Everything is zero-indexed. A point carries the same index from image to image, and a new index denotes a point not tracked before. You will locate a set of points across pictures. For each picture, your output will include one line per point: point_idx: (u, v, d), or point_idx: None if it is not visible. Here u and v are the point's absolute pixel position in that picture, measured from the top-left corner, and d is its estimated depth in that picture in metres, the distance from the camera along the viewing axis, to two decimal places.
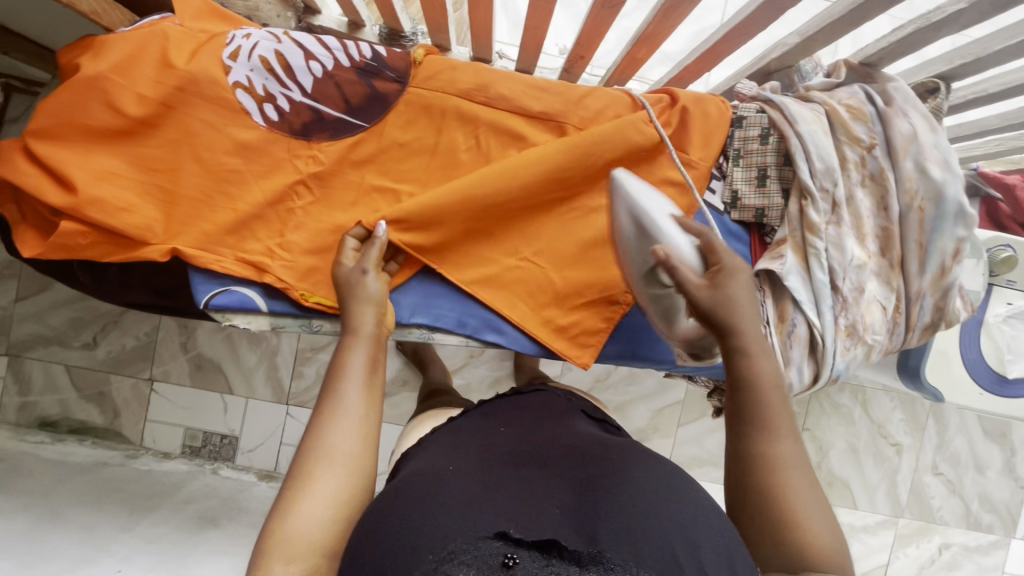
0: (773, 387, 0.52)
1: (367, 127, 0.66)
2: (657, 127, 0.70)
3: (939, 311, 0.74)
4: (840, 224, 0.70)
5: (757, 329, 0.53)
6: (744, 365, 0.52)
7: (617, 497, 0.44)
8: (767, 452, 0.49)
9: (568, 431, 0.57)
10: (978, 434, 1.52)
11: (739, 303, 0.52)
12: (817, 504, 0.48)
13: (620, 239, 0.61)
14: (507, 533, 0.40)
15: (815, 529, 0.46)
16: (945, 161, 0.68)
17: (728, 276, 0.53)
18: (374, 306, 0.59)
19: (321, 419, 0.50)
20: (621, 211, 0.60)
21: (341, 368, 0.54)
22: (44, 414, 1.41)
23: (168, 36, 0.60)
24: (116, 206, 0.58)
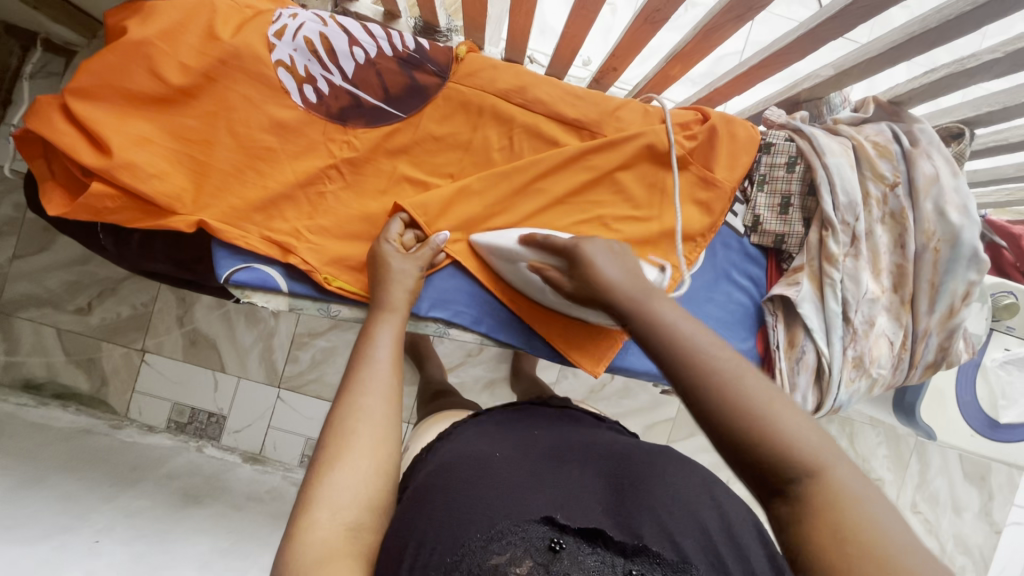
0: (675, 317, 0.44)
1: (404, 117, 0.66)
2: (672, 138, 0.69)
3: (943, 352, 0.75)
4: (858, 257, 0.71)
5: (638, 289, 0.47)
6: (637, 314, 0.45)
7: (667, 489, 0.45)
8: (696, 368, 0.41)
9: (601, 435, 0.57)
10: (959, 476, 1.55)
11: (603, 275, 0.49)
12: (781, 401, 0.39)
13: (515, 282, 0.66)
14: (552, 518, 0.39)
15: (798, 444, 0.37)
16: (965, 206, 0.69)
17: (581, 262, 0.51)
18: (407, 289, 0.61)
19: (357, 383, 0.50)
20: (494, 259, 0.66)
21: (371, 340, 0.55)
22: (29, 375, 1.38)
23: (215, 7, 0.60)
24: (148, 172, 0.58)
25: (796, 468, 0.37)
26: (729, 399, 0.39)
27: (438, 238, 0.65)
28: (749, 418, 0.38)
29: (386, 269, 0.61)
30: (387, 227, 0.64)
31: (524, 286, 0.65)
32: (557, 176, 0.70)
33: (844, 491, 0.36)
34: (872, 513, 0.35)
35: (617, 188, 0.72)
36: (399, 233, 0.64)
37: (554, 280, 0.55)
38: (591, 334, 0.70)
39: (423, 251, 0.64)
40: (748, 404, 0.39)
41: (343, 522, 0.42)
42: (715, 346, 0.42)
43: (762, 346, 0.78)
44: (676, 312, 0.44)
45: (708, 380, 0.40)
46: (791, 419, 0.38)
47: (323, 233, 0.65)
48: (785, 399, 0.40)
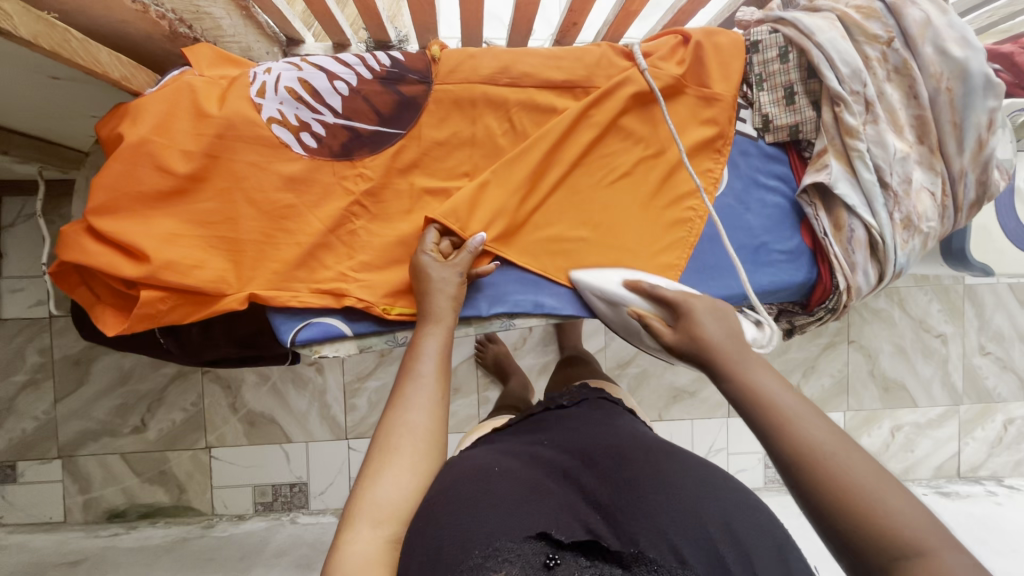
0: (779, 390, 0.46)
1: (404, 133, 0.66)
2: (647, 78, 0.70)
3: (983, 186, 0.75)
4: (877, 122, 0.70)
5: (736, 352, 0.50)
6: (737, 379, 0.48)
7: (665, 494, 0.47)
8: (797, 442, 0.42)
9: (611, 431, 0.60)
10: (1015, 306, 1.63)
11: (704, 339, 0.52)
12: (892, 487, 0.38)
13: (613, 320, 0.68)
14: (547, 534, 0.44)
15: (904, 522, 0.37)
16: (963, 38, 0.69)
17: (686, 316, 0.54)
18: (451, 296, 0.61)
19: (401, 398, 0.55)
20: (594, 298, 0.68)
21: (417, 353, 0.58)
22: (111, 505, 1.41)
23: (194, 87, 0.60)
24: (187, 264, 0.58)
25: (898, 553, 0.36)
26: (826, 478, 0.40)
27: (477, 238, 0.64)
28: (850, 499, 0.38)
29: (426, 282, 0.62)
30: (423, 240, 0.64)
31: (621, 324, 0.66)
32: (565, 143, 0.71)
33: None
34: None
35: (625, 134, 0.73)
36: (436, 243, 0.65)
37: (656, 329, 0.57)
38: None
39: (461, 257, 0.64)
40: (845, 479, 0.39)
41: (383, 536, 0.47)
42: (814, 418, 0.43)
43: (810, 239, 0.77)
44: (769, 378, 0.47)
45: (813, 474, 0.40)
46: (909, 518, 0.37)
47: (368, 268, 0.65)
48: (897, 485, 0.39)
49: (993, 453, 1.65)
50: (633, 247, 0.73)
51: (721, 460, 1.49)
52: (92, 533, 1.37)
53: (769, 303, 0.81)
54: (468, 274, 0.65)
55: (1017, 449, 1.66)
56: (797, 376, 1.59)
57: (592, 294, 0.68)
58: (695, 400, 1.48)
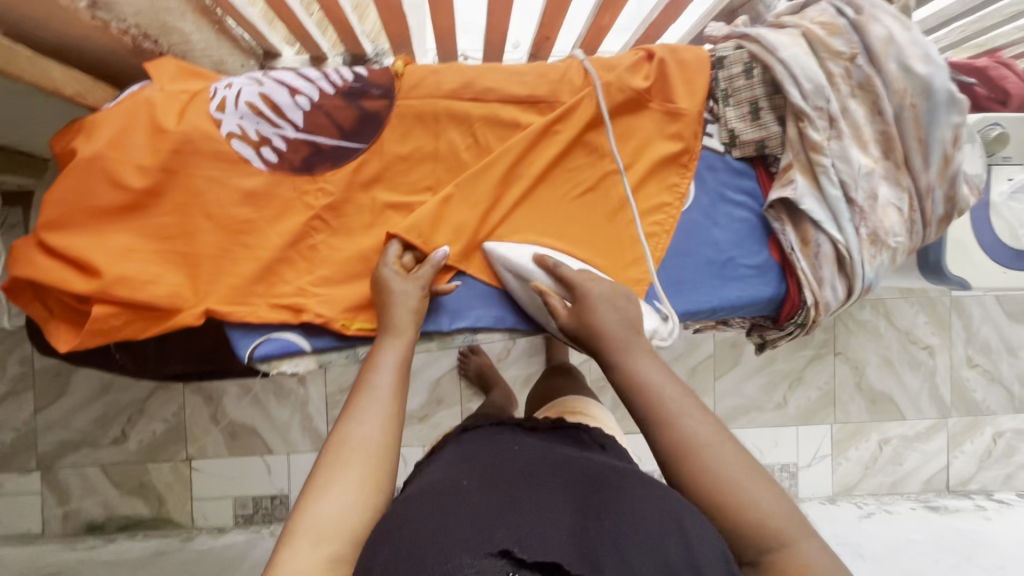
0: (663, 385, 0.55)
1: (366, 147, 0.66)
2: (604, 97, 0.71)
3: (951, 201, 0.75)
4: (842, 137, 0.70)
5: (621, 345, 0.59)
6: (625, 372, 0.58)
7: (628, 511, 0.46)
8: (680, 438, 0.52)
9: (580, 453, 0.58)
10: (1002, 318, 1.63)
11: (599, 330, 0.59)
12: (759, 482, 0.49)
13: (517, 296, 0.69)
14: (510, 551, 0.42)
15: (762, 508, 0.48)
16: (926, 55, 0.69)
17: (585, 301, 0.61)
18: (411, 310, 0.61)
19: (356, 410, 0.55)
20: (505, 273, 0.68)
21: (372, 365, 0.58)
22: (89, 517, 1.39)
23: (152, 102, 0.60)
24: (141, 280, 0.58)
25: (764, 536, 0.47)
26: (703, 470, 0.50)
27: (439, 253, 0.64)
28: (722, 489, 0.49)
29: (386, 295, 0.62)
30: (385, 253, 0.64)
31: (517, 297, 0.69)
32: (529, 157, 0.71)
33: (808, 562, 0.46)
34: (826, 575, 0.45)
35: (590, 149, 0.73)
36: (399, 255, 0.65)
37: (555, 308, 0.62)
38: None
39: (422, 270, 0.64)
40: (721, 474, 0.49)
41: (322, 556, 0.46)
42: (699, 415, 0.53)
43: (777, 254, 0.77)
44: (653, 371, 0.56)
45: (698, 466, 0.50)
46: (770, 504, 0.48)
47: (327, 283, 0.64)
48: (761, 475, 0.50)
49: (982, 466, 1.63)
50: (598, 260, 0.72)
51: None
52: (70, 545, 1.36)
53: (740, 317, 0.81)
54: (431, 287, 0.65)
55: (1007, 462, 1.64)
56: (784, 387, 1.58)
57: (492, 274, 0.69)
58: None
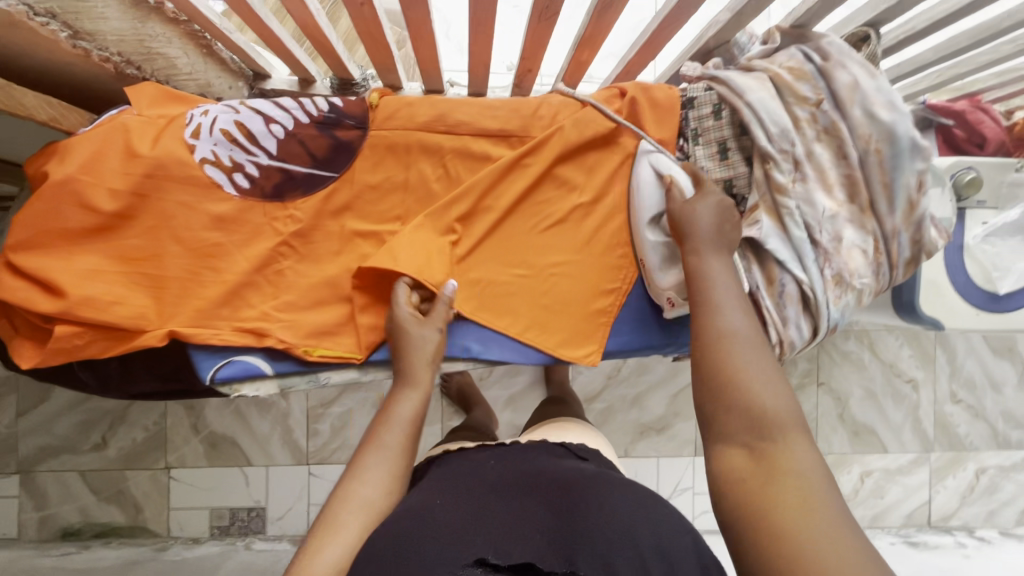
0: (720, 281, 0.58)
1: (338, 176, 0.68)
2: (611, 114, 0.71)
3: (917, 244, 0.75)
4: (805, 180, 0.73)
5: (714, 241, 0.61)
6: (693, 263, 0.60)
7: (606, 510, 0.49)
8: (720, 327, 0.54)
9: (555, 462, 0.61)
10: (988, 354, 1.63)
11: (699, 217, 0.62)
12: (778, 386, 0.50)
13: (637, 191, 0.72)
14: (485, 559, 0.44)
15: (771, 406, 0.49)
16: (892, 102, 0.70)
17: (701, 196, 0.64)
18: (427, 360, 0.64)
19: (362, 465, 0.56)
20: (645, 166, 0.72)
21: (386, 421, 0.60)
22: (66, 523, 1.39)
23: (128, 127, 0.62)
24: (107, 301, 0.59)
25: (764, 427, 0.48)
26: (730, 357, 0.52)
27: (405, 279, 0.65)
28: (740, 377, 0.51)
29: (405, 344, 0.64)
30: (395, 296, 0.65)
31: (640, 194, 0.72)
32: (499, 189, 0.72)
33: (798, 463, 0.46)
34: (817, 486, 0.45)
35: (559, 182, 0.74)
36: (409, 296, 0.66)
37: (675, 194, 0.66)
38: (577, 329, 0.74)
39: (438, 308, 0.66)
40: (745, 366, 0.51)
41: None
42: (741, 316, 0.55)
43: None
44: (717, 268, 0.59)
45: (729, 354, 0.52)
46: (779, 404, 0.49)
47: (291, 308, 0.66)
48: (783, 387, 0.51)
49: (964, 502, 1.62)
50: (566, 293, 0.74)
51: (686, 500, 1.47)
52: (45, 551, 1.36)
53: None
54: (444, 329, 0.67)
55: (990, 499, 1.63)
56: None
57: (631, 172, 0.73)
58: (661, 436, 1.47)
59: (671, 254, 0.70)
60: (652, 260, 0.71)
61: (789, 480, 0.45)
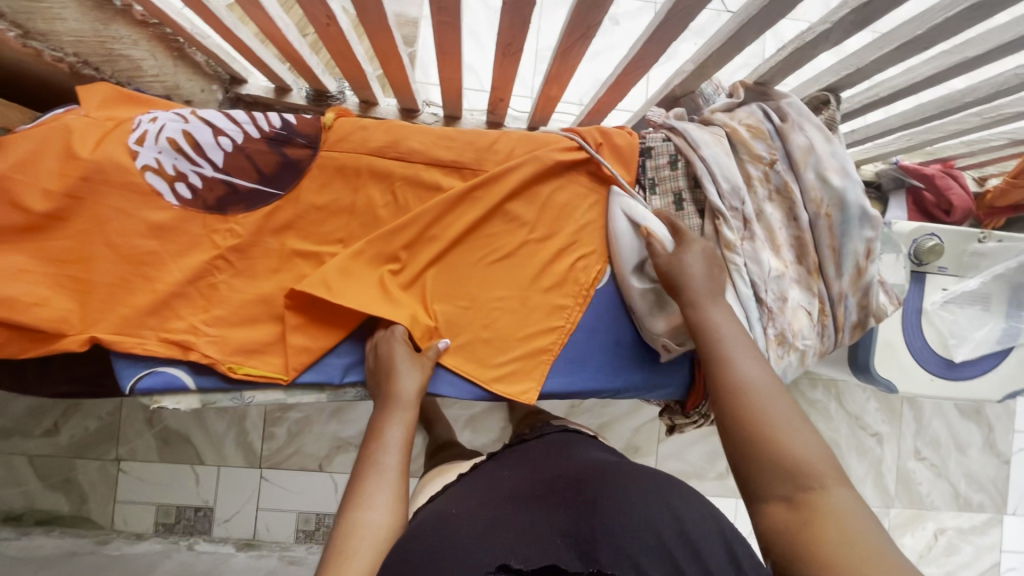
0: (730, 333, 0.58)
1: (282, 193, 0.67)
2: (591, 151, 0.72)
3: (864, 309, 0.74)
4: (753, 239, 0.72)
5: (709, 289, 0.62)
6: (697, 314, 0.60)
7: (624, 503, 0.47)
8: (734, 379, 0.54)
9: (566, 460, 0.60)
10: (954, 415, 1.62)
11: (687, 267, 0.63)
12: (806, 430, 0.49)
13: (616, 239, 0.72)
14: (507, 564, 0.42)
15: (802, 451, 0.48)
16: (844, 168, 0.70)
17: (682, 247, 0.65)
18: (416, 385, 0.63)
19: (362, 496, 0.53)
20: (618, 215, 0.72)
21: (381, 443, 0.58)
22: (8, 508, 1.36)
23: (71, 128, 0.61)
24: (27, 302, 0.59)
25: (800, 474, 0.47)
26: (752, 408, 0.52)
27: (400, 325, 0.67)
28: (764, 424, 0.50)
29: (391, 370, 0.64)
30: (391, 333, 0.66)
31: (617, 245, 0.72)
32: (448, 219, 0.71)
33: (839, 506, 0.44)
34: (861, 526, 0.43)
35: (509, 218, 0.73)
36: (405, 337, 0.67)
37: (655, 248, 0.66)
38: (514, 366, 0.73)
39: (428, 351, 0.68)
40: (768, 414, 0.51)
41: None
42: (756, 364, 0.55)
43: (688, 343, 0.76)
44: (724, 318, 0.60)
45: (749, 405, 0.52)
46: (808, 448, 0.48)
47: (220, 323, 0.65)
48: (811, 431, 0.50)
49: (922, 561, 1.60)
50: (506, 329, 0.73)
51: None
52: None
53: (655, 398, 0.81)
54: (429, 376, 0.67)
55: (947, 560, 1.61)
56: None
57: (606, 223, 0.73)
58: None
59: (657, 300, 0.71)
60: (640, 306, 0.72)
61: (839, 527, 0.43)
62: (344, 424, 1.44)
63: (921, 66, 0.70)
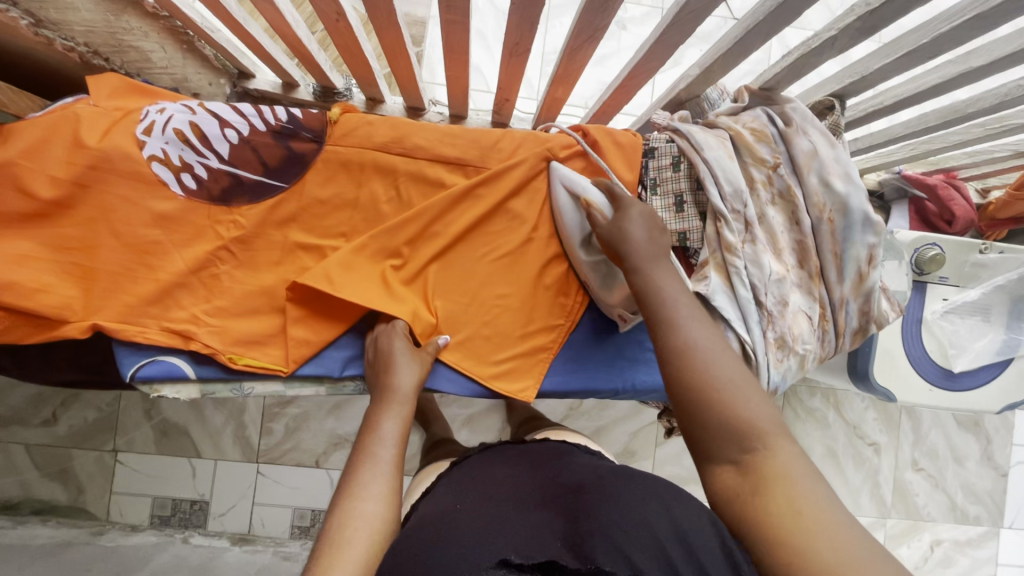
0: (676, 292, 0.56)
1: (287, 186, 0.67)
2: (577, 140, 0.72)
3: (865, 315, 0.75)
4: (755, 242, 0.72)
5: (652, 252, 0.59)
6: (644, 276, 0.58)
7: (621, 507, 0.45)
8: (678, 341, 0.52)
9: (567, 466, 0.59)
10: (952, 427, 1.62)
11: (630, 234, 0.61)
12: (751, 390, 0.49)
13: (561, 213, 0.71)
14: (507, 560, 0.40)
15: (749, 414, 0.47)
16: (847, 173, 0.71)
17: (624, 213, 0.63)
18: (413, 380, 0.63)
19: (356, 486, 0.53)
20: (559, 189, 0.70)
21: (375, 436, 0.58)
22: (4, 497, 1.36)
23: (79, 117, 0.62)
24: (32, 287, 0.59)
25: (748, 438, 0.46)
26: (698, 371, 0.50)
27: (400, 319, 0.67)
28: (711, 388, 0.49)
29: (387, 362, 0.64)
30: (391, 328, 0.67)
31: (563, 219, 0.71)
32: (451, 216, 0.72)
33: (786, 467, 0.44)
34: (807, 488, 0.43)
35: (511, 216, 0.73)
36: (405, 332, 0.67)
37: (597, 218, 0.65)
38: (513, 364, 0.73)
39: (427, 349, 0.68)
40: (714, 378, 0.50)
41: None
42: (700, 324, 0.54)
43: None
44: (669, 278, 0.58)
45: (693, 368, 0.50)
46: (756, 410, 0.48)
47: (222, 313, 0.66)
48: (757, 392, 0.49)
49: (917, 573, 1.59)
50: (507, 326, 0.73)
51: None
52: None
53: (653, 400, 0.81)
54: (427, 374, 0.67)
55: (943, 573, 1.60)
56: None
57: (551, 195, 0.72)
58: None
59: (607, 272, 0.70)
60: (593, 281, 0.71)
61: (790, 491, 0.43)
62: (342, 421, 1.44)
63: (926, 75, 0.71)
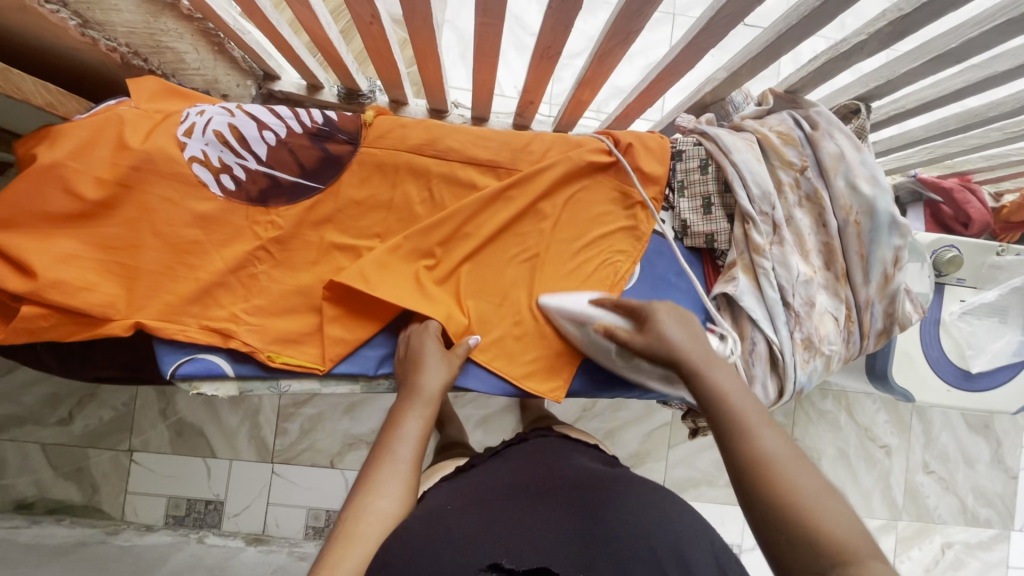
0: (739, 397, 0.53)
1: (323, 187, 0.68)
2: (615, 153, 0.74)
3: (890, 317, 0.75)
4: (783, 244, 0.73)
5: (703, 356, 0.57)
6: (704, 382, 0.55)
7: (621, 513, 0.49)
8: (754, 450, 0.48)
9: (567, 465, 0.61)
10: (962, 429, 1.63)
11: (668, 342, 0.58)
12: (834, 504, 0.43)
13: (581, 337, 0.70)
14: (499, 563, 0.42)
15: (833, 529, 0.42)
16: (874, 176, 0.71)
17: (654, 320, 0.61)
18: (440, 381, 0.63)
19: (375, 482, 0.53)
20: (564, 323, 0.71)
21: (397, 433, 0.58)
22: (19, 496, 1.36)
23: (123, 119, 0.63)
24: (77, 286, 0.60)
25: (832, 554, 0.41)
26: (772, 478, 0.46)
27: (433, 318, 0.68)
28: (789, 498, 0.44)
29: (416, 363, 0.65)
30: (425, 328, 0.67)
31: (585, 346, 0.70)
32: (482, 217, 0.73)
33: None
34: None
35: (541, 217, 0.75)
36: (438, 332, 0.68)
37: (621, 336, 0.62)
38: (543, 363, 0.73)
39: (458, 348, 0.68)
40: (792, 488, 0.45)
41: None
42: (772, 433, 0.49)
43: None
44: (728, 379, 0.55)
45: (769, 477, 0.46)
46: (841, 524, 0.42)
47: (260, 312, 0.67)
48: (843, 507, 0.43)
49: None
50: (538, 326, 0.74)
51: None
52: None
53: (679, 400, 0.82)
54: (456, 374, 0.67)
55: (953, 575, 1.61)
56: None
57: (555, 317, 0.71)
58: None
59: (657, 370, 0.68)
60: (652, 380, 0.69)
61: None
62: (358, 421, 1.45)
63: (949, 80, 0.72)
